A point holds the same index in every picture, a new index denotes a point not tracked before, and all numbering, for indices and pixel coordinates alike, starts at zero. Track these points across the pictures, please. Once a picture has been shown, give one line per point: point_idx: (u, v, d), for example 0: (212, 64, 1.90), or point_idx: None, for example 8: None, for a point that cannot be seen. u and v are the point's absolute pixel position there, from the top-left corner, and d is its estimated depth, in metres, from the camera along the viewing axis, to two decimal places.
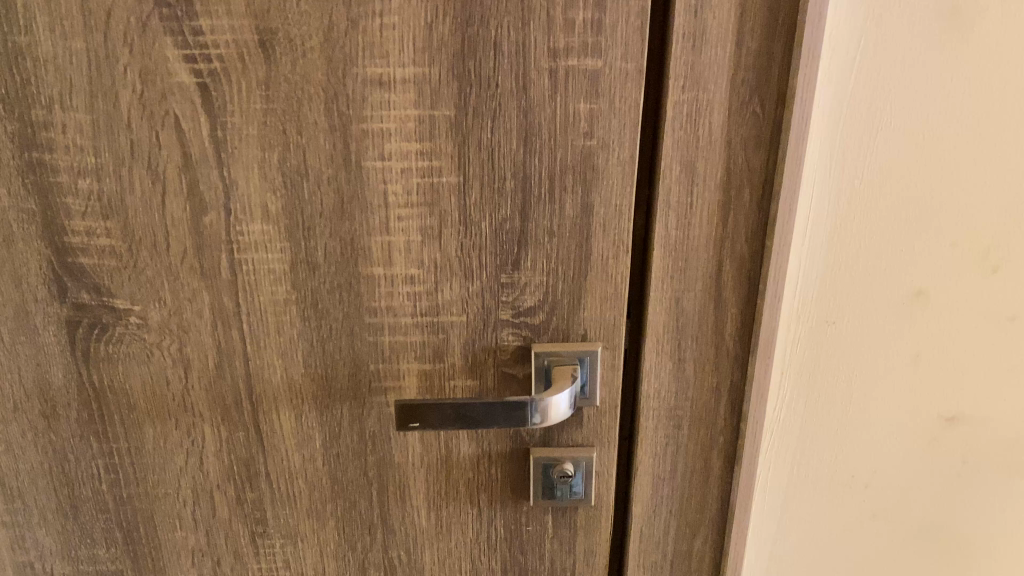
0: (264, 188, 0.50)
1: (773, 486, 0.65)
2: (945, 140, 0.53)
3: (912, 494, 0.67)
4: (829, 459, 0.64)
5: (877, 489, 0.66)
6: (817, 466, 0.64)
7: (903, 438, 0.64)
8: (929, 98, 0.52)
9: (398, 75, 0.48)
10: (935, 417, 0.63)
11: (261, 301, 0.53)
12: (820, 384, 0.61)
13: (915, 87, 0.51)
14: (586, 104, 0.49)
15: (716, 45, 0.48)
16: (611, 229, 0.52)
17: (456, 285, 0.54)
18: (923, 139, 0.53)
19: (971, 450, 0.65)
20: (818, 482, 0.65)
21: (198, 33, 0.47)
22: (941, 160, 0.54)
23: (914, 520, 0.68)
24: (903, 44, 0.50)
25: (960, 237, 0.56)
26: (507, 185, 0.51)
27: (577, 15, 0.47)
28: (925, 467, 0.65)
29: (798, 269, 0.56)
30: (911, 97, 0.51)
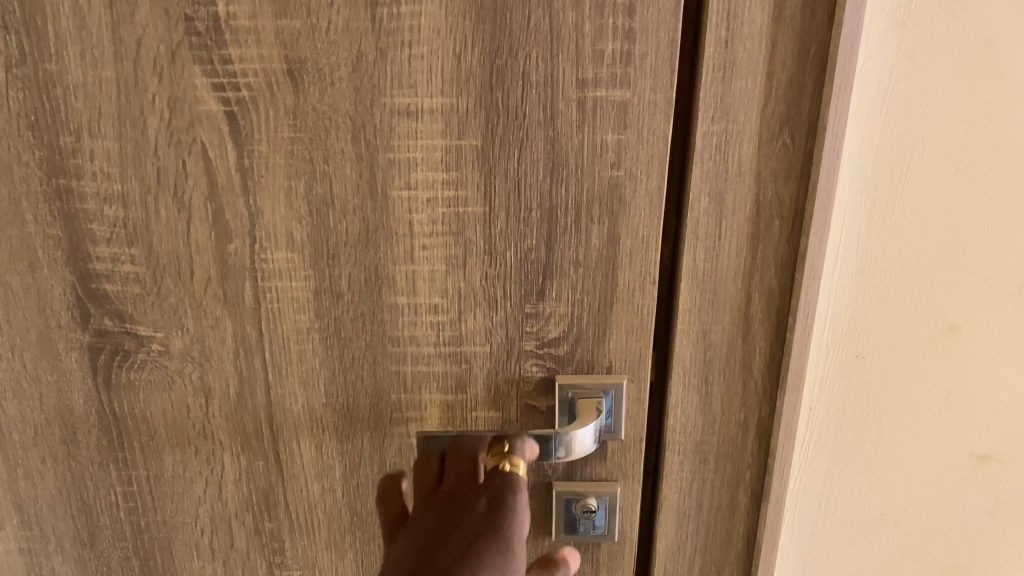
0: (289, 216, 0.50)
1: (800, 523, 0.64)
2: (979, 174, 0.52)
3: (944, 532, 0.65)
4: (858, 497, 0.63)
5: (906, 528, 0.64)
6: (846, 504, 0.63)
7: (934, 477, 0.62)
8: (962, 133, 0.51)
9: (425, 105, 0.48)
10: (966, 456, 0.62)
11: (284, 329, 0.53)
12: (849, 421, 0.59)
13: (947, 120, 0.50)
14: (614, 135, 0.49)
15: (747, 77, 0.48)
16: (638, 260, 0.52)
17: (480, 316, 0.53)
18: (956, 173, 0.52)
19: (1004, 490, 0.63)
20: (848, 520, 0.64)
21: (228, 62, 0.47)
22: (974, 194, 0.53)
23: (944, 560, 0.67)
24: (936, 78, 0.49)
25: (993, 272, 0.55)
26: (534, 215, 0.51)
27: (606, 46, 0.47)
28: (957, 507, 0.64)
29: (829, 303, 0.55)
30: (944, 131, 0.51)
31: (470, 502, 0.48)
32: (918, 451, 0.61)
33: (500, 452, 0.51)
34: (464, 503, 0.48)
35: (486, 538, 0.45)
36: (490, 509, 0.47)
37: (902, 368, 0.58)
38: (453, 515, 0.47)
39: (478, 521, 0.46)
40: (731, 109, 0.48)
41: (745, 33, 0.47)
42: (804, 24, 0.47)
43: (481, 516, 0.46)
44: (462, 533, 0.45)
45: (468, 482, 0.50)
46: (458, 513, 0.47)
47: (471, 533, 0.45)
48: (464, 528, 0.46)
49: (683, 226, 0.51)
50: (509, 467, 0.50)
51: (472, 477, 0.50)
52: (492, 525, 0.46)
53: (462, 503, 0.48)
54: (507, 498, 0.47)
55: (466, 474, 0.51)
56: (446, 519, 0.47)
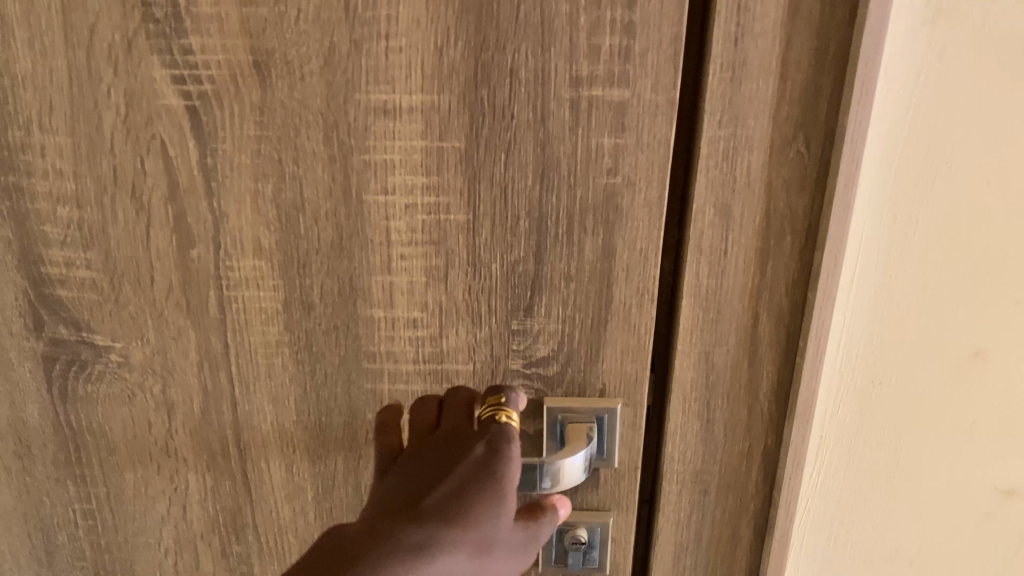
0: (256, 220, 0.46)
1: (808, 557, 0.59)
2: (1012, 187, 0.47)
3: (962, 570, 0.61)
4: (871, 531, 0.58)
5: (922, 565, 0.60)
6: (858, 538, 0.58)
7: (954, 512, 0.58)
8: (995, 142, 0.46)
9: (404, 102, 0.44)
10: (990, 491, 0.57)
11: (252, 341, 0.49)
12: (863, 451, 0.55)
13: (980, 127, 0.46)
14: (611, 138, 0.44)
15: (758, 78, 0.43)
16: (636, 275, 0.47)
17: (463, 332, 0.49)
18: (987, 186, 0.47)
19: None
20: (860, 555, 0.59)
21: (188, 52, 0.43)
22: (1006, 209, 0.48)
23: None
24: (968, 81, 0.45)
25: None
26: (522, 224, 0.46)
27: (603, 41, 0.42)
28: (977, 543, 0.59)
29: (846, 324, 0.51)
30: (975, 140, 0.46)
31: (465, 445, 0.44)
32: (938, 484, 0.56)
33: (495, 401, 0.46)
34: (459, 446, 0.44)
35: (481, 493, 0.41)
36: (486, 459, 0.43)
37: (922, 395, 0.53)
38: (446, 460, 0.43)
39: (474, 471, 0.42)
40: (740, 113, 0.44)
41: (758, 29, 0.42)
42: (823, 20, 0.42)
43: (477, 465, 0.43)
44: (456, 482, 0.42)
45: (462, 428, 0.46)
46: (451, 458, 0.43)
47: (465, 484, 0.42)
48: (458, 477, 0.42)
49: (686, 239, 0.47)
50: (507, 416, 0.45)
51: (469, 419, 0.46)
52: (488, 478, 0.42)
53: (456, 447, 0.44)
54: (504, 449, 0.43)
55: (461, 420, 0.46)
56: (439, 465, 0.43)
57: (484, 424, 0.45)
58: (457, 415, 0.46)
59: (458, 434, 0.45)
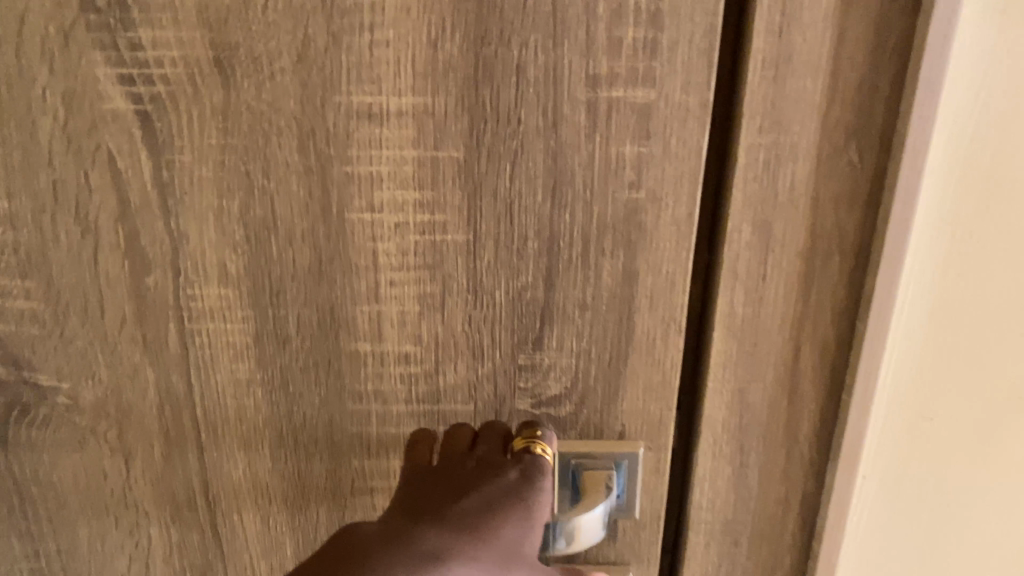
0: (221, 243, 0.40)
1: None
2: None
3: None
4: None
5: None
6: None
7: (1014, 557, 0.51)
8: None
9: (392, 105, 0.37)
10: None
11: (220, 380, 0.43)
12: (914, 497, 0.48)
13: None
14: (634, 147, 0.38)
15: (807, 75, 0.37)
16: (661, 303, 0.41)
17: (463, 367, 0.43)
18: None
19: None
20: None
21: (137, 48, 0.36)
22: None
23: None
24: None
25: None
26: (530, 246, 0.40)
27: (625, 33, 0.36)
28: None
29: (897, 358, 0.44)
30: None
31: (495, 468, 0.40)
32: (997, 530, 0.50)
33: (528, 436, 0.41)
34: (490, 467, 0.40)
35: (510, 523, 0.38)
36: (519, 488, 0.39)
37: (981, 434, 0.47)
38: (474, 480, 0.39)
39: (505, 499, 0.38)
40: (784, 116, 0.37)
41: (806, 19, 0.36)
42: (883, 8, 0.36)
43: (510, 492, 0.39)
44: (486, 507, 0.38)
45: (493, 451, 0.41)
46: (481, 480, 0.39)
47: (496, 511, 0.38)
48: (489, 502, 0.38)
49: (718, 262, 0.41)
50: (542, 449, 0.40)
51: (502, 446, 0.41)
52: (521, 508, 0.38)
53: (485, 468, 0.40)
54: (540, 481, 0.39)
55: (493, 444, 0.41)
56: (465, 485, 0.39)
57: (514, 454, 0.41)
58: (485, 440, 0.42)
59: (484, 456, 0.41)
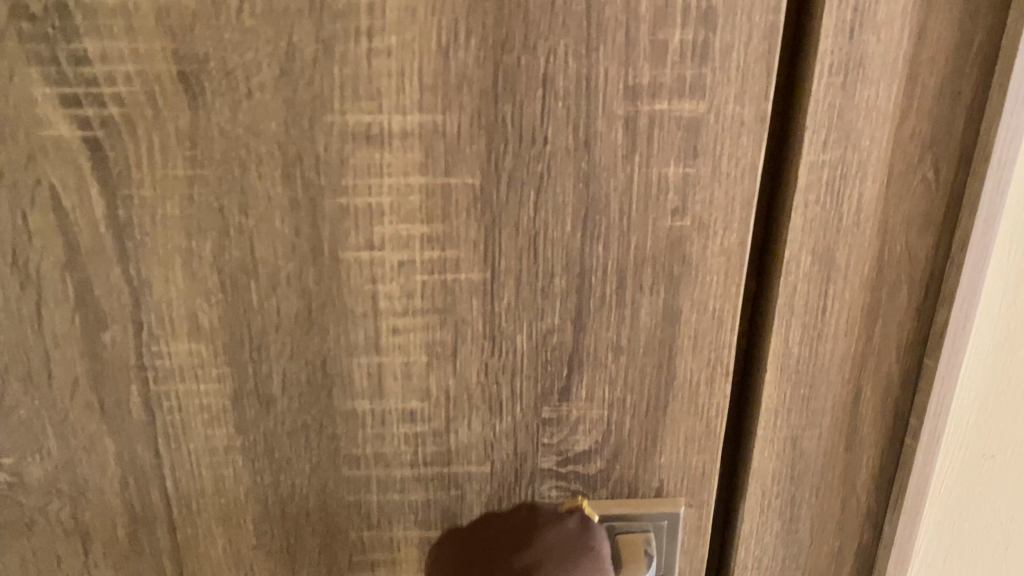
0: (191, 291, 0.34)
1: None
2: None
3: None
4: None
5: None
6: None
7: None
8: None
9: (395, 124, 0.31)
10: None
11: (193, 448, 0.37)
12: (975, 542, 0.43)
13: None
14: (678, 167, 0.33)
15: (879, 82, 0.32)
16: (706, 344, 0.36)
17: (478, 424, 0.37)
18: None
19: None
20: None
21: (82, 61, 0.30)
22: None
23: None
24: None
25: None
26: (557, 284, 0.34)
27: (672, 36, 0.30)
28: None
29: (964, 399, 0.39)
30: None
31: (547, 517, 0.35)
32: None
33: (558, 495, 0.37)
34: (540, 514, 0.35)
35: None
36: (583, 534, 0.34)
37: None
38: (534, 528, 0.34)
39: (577, 550, 0.33)
40: (853, 130, 0.32)
41: (880, 18, 0.30)
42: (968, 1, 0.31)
43: (577, 542, 0.34)
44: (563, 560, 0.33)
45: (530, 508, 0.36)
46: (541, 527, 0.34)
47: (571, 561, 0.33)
48: (560, 552, 0.33)
49: (771, 296, 0.35)
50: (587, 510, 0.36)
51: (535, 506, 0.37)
52: (593, 557, 0.33)
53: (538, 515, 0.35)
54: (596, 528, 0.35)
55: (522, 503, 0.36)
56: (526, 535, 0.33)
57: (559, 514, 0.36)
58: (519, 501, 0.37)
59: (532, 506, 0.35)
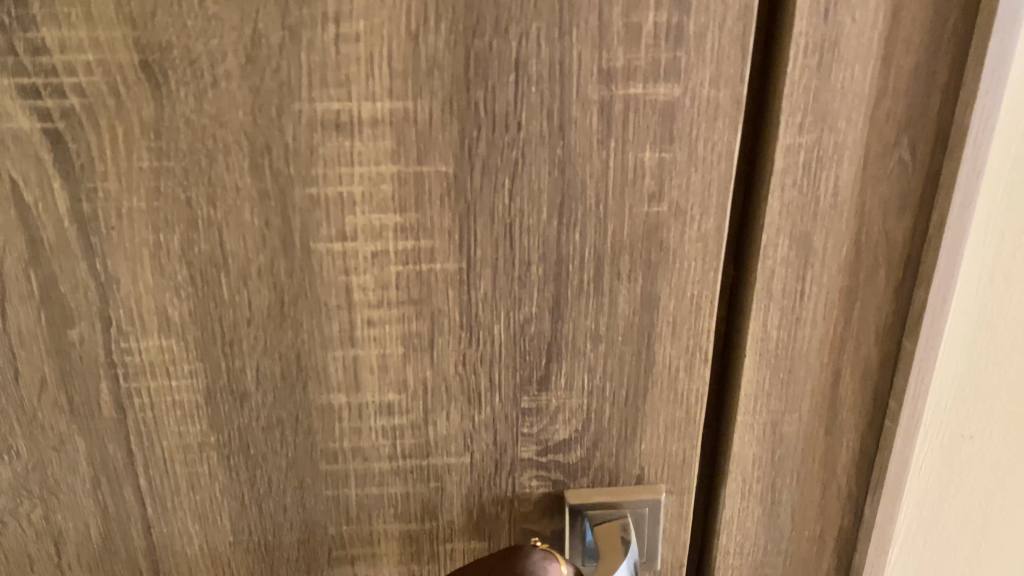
0: (160, 285, 0.33)
1: None
2: None
3: None
4: None
5: None
6: None
7: None
8: None
9: (365, 111, 0.31)
10: None
11: (165, 446, 0.36)
12: (952, 526, 0.43)
13: None
14: (654, 153, 0.32)
15: (854, 64, 0.31)
16: (685, 330, 0.36)
17: (456, 416, 0.36)
18: None
19: None
20: None
21: (40, 51, 0.29)
22: None
23: None
24: None
25: None
26: (533, 273, 0.34)
27: (646, 19, 0.30)
28: None
29: (941, 383, 0.39)
30: None
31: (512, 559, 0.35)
32: None
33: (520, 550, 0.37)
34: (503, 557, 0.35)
35: None
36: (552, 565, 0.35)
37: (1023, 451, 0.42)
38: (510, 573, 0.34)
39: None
40: (828, 112, 0.32)
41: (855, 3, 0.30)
42: None
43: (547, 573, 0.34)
44: None
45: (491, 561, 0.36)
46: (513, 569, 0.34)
47: None
48: None
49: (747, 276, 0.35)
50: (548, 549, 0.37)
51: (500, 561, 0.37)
52: None
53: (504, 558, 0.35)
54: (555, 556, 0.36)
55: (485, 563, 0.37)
56: None
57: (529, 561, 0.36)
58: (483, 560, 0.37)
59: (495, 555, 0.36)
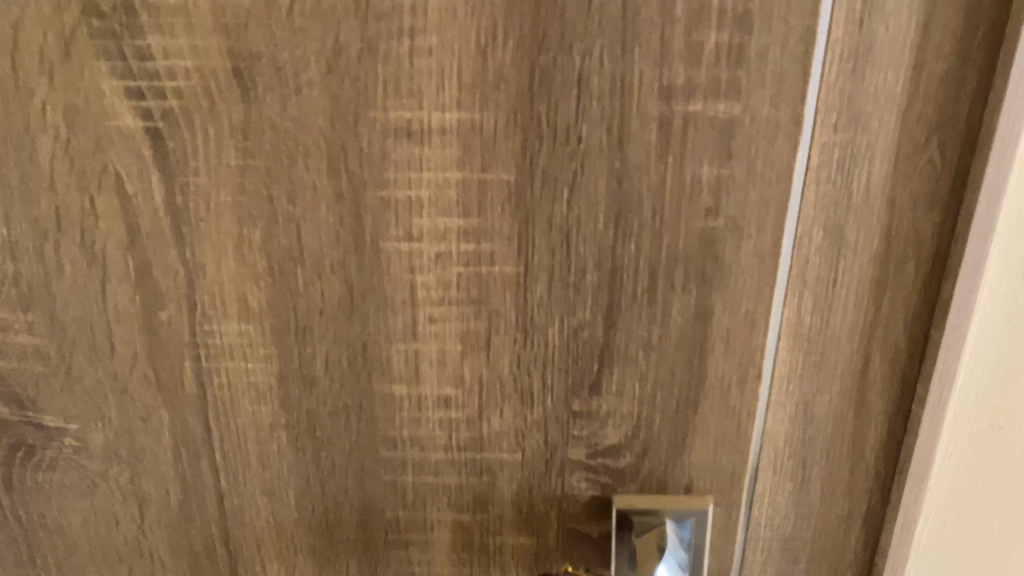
0: (241, 274, 0.35)
1: None
2: None
3: None
4: None
5: None
6: None
7: None
8: None
9: (433, 121, 0.33)
10: None
11: (239, 424, 0.39)
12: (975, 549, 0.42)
13: None
14: (710, 168, 0.33)
15: (888, 69, 0.32)
16: (738, 343, 0.36)
17: (509, 413, 0.38)
18: None
19: None
20: None
21: (146, 57, 0.32)
22: None
23: None
24: None
25: None
26: (587, 281, 0.35)
27: (706, 37, 0.31)
28: None
29: (984, 379, 0.38)
30: None
31: None
32: None
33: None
34: None
35: None
36: None
37: None
38: None
39: None
40: (863, 113, 0.33)
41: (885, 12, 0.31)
42: None
43: None
44: None
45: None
46: None
47: None
48: None
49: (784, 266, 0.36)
50: None
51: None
52: None
53: None
54: None
55: None
56: None
57: None
58: None
59: None
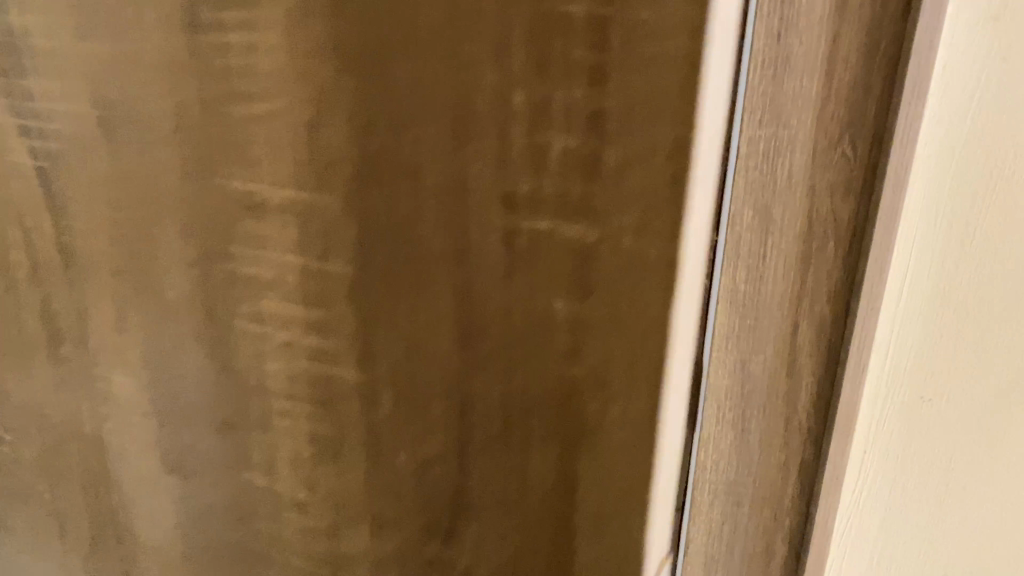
0: (118, 325, 0.34)
1: None
2: None
3: None
4: None
5: None
6: None
7: None
8: None
9: (273, 197, 0.29)
10: None
11: (129, 473, 0.37)
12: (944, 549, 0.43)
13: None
14: (570, 304, 0.25)
15: (803, 73, 0.29)
16: (615, 529, 0.28)
17: (364, 537, 0.33)
18: None
19: None
20: None
21: (29, 98, 0.31)
22: None
23: None
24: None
25: None
26: (436, 409, 0.29)
27: (554, 141, 0.24)
28: None
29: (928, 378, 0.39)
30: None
31: None
32: None
33: None
34: None
35: None
36: None
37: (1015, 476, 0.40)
38: None
39: None
40: None
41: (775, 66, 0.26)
42: None
43: None
44: None
45: None
46: None
47: None
48: None
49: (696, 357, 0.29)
50: None
51: None
52: None
53: None
54: None
55: None
56: None
57: None
58: None
59: None
